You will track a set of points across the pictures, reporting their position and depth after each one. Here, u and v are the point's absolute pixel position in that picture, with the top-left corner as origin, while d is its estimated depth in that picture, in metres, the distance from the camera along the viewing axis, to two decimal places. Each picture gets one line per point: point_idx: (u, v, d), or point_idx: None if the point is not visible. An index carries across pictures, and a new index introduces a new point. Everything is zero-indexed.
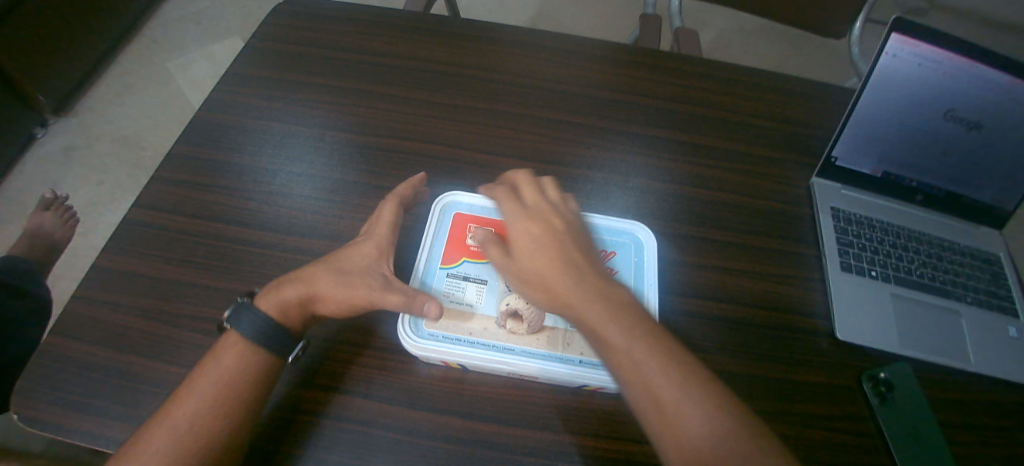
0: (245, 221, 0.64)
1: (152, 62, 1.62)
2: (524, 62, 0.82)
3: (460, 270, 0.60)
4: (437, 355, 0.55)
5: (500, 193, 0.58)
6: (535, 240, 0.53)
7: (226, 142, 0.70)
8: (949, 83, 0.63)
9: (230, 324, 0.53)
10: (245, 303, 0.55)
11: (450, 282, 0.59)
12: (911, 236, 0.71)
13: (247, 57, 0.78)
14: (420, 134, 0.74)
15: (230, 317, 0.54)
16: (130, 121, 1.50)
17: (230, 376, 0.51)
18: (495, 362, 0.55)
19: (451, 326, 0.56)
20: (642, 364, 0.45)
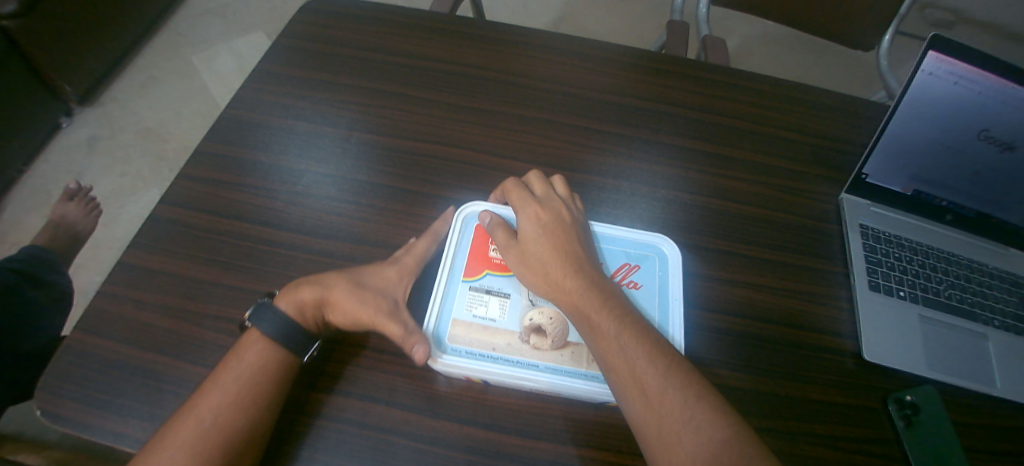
0: (268, 221, 0.55)
1: (177, 54, 1.50)
2: (560, 67, 0.71)
3: (471, 282, 0.51)
4: (461, 373, 0.46)
5: (511, 184, 0.55)
6: (538, 230, 0.51)
7: (250, 140, 0.60)
8: (984, 104, 0.59)
9: (252, 320, 0.46)
10: (266, 301, 0.48)
11: (468, 294, 0.50)
12: (939, 256, 0.67)
13: (273, 52, 0.66)
14: (457, 114, 0.64)
15: (253, 314, 0.47)
16: (153, 111, 1.39)
17: (252, 372, 0.44)
18: (527, 379, 0.46)
19: (474, 340, 0.48)
20: (638, 364, 0.42)
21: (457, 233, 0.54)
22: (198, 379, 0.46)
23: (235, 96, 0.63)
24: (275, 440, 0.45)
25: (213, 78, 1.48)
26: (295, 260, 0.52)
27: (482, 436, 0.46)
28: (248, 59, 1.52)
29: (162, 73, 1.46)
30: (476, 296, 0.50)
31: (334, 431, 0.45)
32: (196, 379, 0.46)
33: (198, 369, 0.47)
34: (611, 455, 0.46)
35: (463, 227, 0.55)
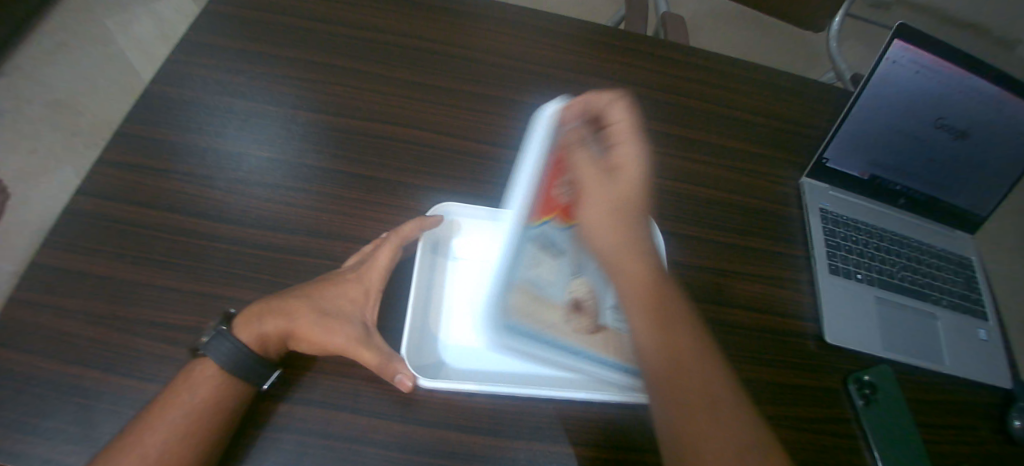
0: (207, 213, 0.49)
1: (90, 18, 1.34)
2: (522, 39, 0.66)
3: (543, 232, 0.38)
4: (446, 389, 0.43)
5: (619, 113, 0.48)
6: (632, 178, 0.45)
7: (183, 119, 0.53)
8: (941, 93, 0.61)
9: (205, 350, 0.41)
10: (225, 329, 0.42)
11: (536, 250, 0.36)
12: (893, 239, 0.69)
13: (201, 19, 0.59)
14: (412, 91, 0.59)
15: (208, 343, 0.42)
16: (64, 81, 1.24)
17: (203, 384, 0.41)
18: (529, 387, 0.44)
19: None
20: (701, 369, 0.39)
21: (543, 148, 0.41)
22: (137, 395, 0.41)
23: (162, 71, 0.55)
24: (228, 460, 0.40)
25: (131, 43, 1.33)
26: (241, 256, 0.47)
27: (457, 439, 0.43)
28: (176, 24, 1.37)
29: (74, 39, 1.30)
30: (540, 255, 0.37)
31: (295, 444, 0.41)
32: (133, 394, 0.41)
33: (135, 382, 0.41)
34: (589, 451, 0.45)
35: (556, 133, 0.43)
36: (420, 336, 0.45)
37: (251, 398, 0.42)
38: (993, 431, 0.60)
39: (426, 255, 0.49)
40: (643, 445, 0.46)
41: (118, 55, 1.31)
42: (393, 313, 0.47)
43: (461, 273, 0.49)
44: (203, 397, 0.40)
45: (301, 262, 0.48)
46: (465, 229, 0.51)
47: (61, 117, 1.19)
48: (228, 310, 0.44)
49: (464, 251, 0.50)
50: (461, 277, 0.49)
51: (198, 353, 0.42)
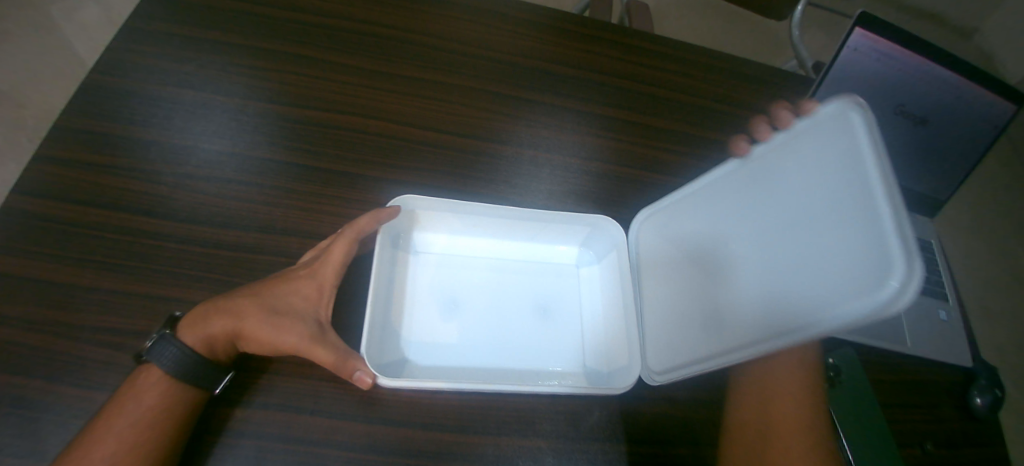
0: (157, 211, 0.46)
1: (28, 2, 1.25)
2: (486, 26, 0.64)
3: (821, 200, 0.39)
4: (409, 385, 0.40)
5: None
6: None
7: (129, 111, 0.50)
8: (902, 81, 0.62)
9: (146, 357, 0.39)
10: (168, 333, 0.40)
11: (847, 201, 0.36)
12: None
13: (145, 6, 0.56)
14: (370, 80, 0.57)
15: (150, 349, 0.39)
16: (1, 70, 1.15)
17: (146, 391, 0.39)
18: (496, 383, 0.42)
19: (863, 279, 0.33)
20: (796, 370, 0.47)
21: (826, 154, 0.39)
22: (80, 405, 0.38)
23: (103, 60, 0.52)
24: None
25: (76, 30, 1.25)
26: (191, 256, 0.45)
27: (423, 437, 0.42)
28: (121, 7, 1.29)
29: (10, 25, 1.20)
30: (831, 218, 0.37)
31: (254, 449, 0.39)
32: (76, 404, 0.38)
33: (77, 392, 0.39)
34: (560, 444, 0.45)
35: (810, 139, 0.41)
36: (381, 333, 0.43)
37: (201, 406, 0.40)
38: (954, 408, 0.62)
39: (386, 249, 0.47)
40: (610, 436, 0.47)
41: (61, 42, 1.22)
42: (353, 311, 0.46)
43: (424, 268, 0.48)
44: (151, 407, 0.38)
45: (257, 260, 0.46)
46: (425, 221, 0.49)
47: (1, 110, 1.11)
48: (174, 313, 0.42)
49: (425, 247, 0.50)
50: (424, 272, 0.48)
51: (141, 361, 0.40)
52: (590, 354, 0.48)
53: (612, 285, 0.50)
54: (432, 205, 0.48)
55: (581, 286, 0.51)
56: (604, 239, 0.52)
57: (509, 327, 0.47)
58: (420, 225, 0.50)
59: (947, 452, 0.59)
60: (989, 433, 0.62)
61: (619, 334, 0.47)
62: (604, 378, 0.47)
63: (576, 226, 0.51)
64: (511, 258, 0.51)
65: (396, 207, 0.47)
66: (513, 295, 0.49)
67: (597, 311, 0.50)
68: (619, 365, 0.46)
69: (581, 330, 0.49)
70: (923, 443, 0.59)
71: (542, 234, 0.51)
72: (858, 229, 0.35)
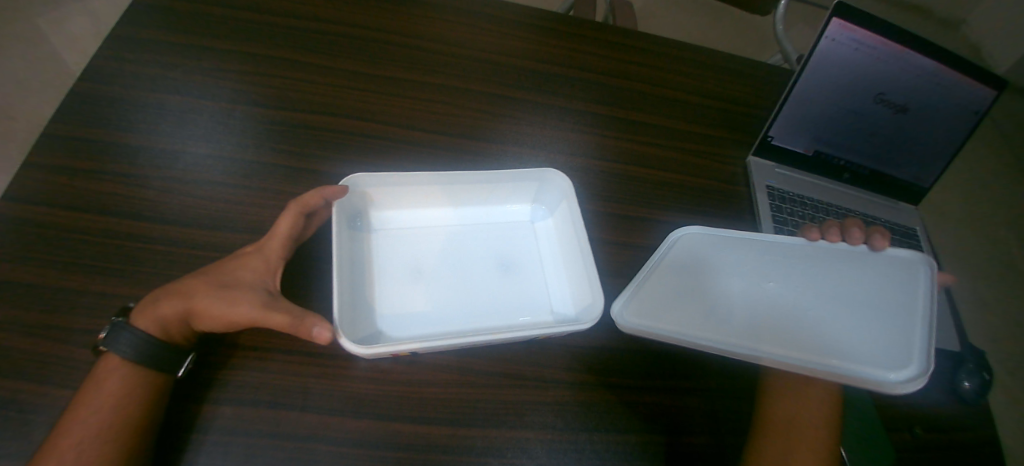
0: (144, 215, 0.47)
1: (16, 16, 1.25)
2: (467, 27, 0.65)
3: (862, 308, 0.48)
4: (386, 350, 0.38)
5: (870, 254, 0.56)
6: None
7: (116, 117, 0.51)
8: (881, 69, 0.63)
9: (104, 346, 0.40)
10: (121, 321, 0.41)
11: (899, 316, 0.47)
12: (837, 212, 0.71)
13: (130, 15, 0.56)
14: (355, 82, 0.57)
15: (105, 337, 0.40)
16: None
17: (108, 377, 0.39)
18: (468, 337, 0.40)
19: (825, 343, 0.45)
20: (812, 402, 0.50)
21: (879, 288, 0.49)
22: None
23: (90, 67, 0.52)
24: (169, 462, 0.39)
25: (65, 41, 1.25)
26: (179, 257, 0.45)
27: (413, 430, 0.43)
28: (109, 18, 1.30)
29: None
30: (873, 321, 0.47)
31: (245, 445, 0.40)
32: (69, 405, 0.39)
33: (69, 393, 0.39)
34: (548, 434, 0.46)
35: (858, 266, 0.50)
36: (350, 308, 0.42)
37: (165, 387, 0.41)
38: (940, 391, 0.64)
39: (344, 227, 0.46)
40: (599, 426, 0.47)
41: (51, 55, 1.22)
42: None
43: (390, 246, 0.47)
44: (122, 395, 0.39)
45: None
46: (387, 201, 0.48)
47: None
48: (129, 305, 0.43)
49: (387, 225, 0.49)
50: (387, 249, 0.47)
51: (101, 352, 0.40)
52: (557, 299, 0.48)
53: (567, 234, 0.50)
54: (392, 182, 0.47)
55: (539, 239, 0.51)
56: (552, 189, 0.52)
57: (476, 295, 0.46)
58: (381, 204, 0.49)
59: (936, 436, 0.60)
60: (977, 416, 0.63)
61: (580, 276, 0.47)
62: (574, 317, 0.46)
63: (526, 181, 0.51)
64: (477, 228, 0.51)
65: (343, 186, 0.46)
66: (479, 263, 0.48)
67: (558, 262, 0.50)
68: (583, 303, 0.46)
69: (544, 280, 0.49)
70: (913, 427, 0.60)
71: (497, 195, 0.51)
72: (907, 332, 0.46)
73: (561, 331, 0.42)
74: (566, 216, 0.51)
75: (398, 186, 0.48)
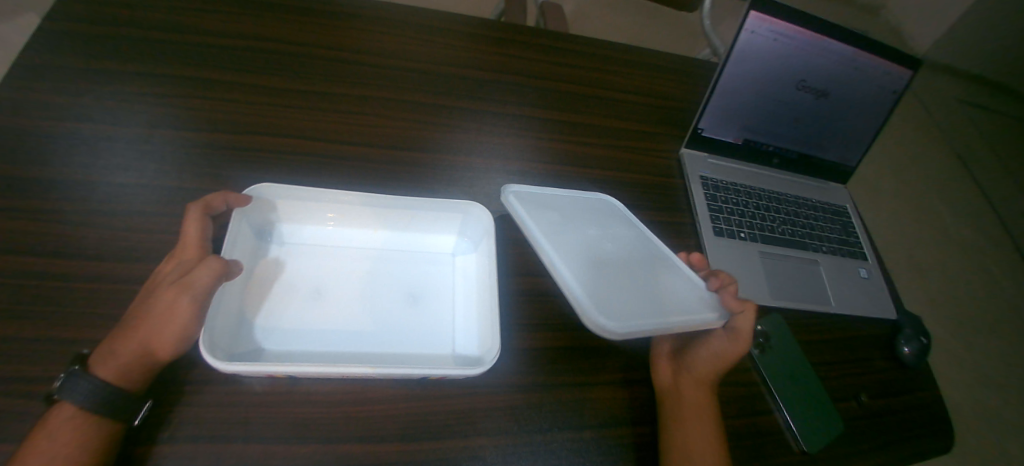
0: (56, 250, 0.44)
1: None
2: (395, 39, 0.65)
3: (656, 299, 0.50)
4: (250, 369, 0.37)
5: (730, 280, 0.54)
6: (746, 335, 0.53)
7: (22, 151, 0.48)
8: (799, 57, 0.66)
9: (59, 395, 0.37)
10: (78, 369, 0.38)
11: (661, 316, 0.48)
12: (772, 197, 0.74)
13: (33, 42, 0.53)
14: (281, 99, 0.56)
15: (60, 387, 0.37)
16: None
17: (58, 429, 0.36)
18: (342, 367, 0.39)
19: (606, 292, 0.48)
20: None
21: (679, 299, 0.52)
22: None
23: None
24: None
25: None
26: (99, 292, 0.43)
27: (364, 448, 0.42)
28: None
29: None
30: (651, 305, 0.49)
31: None
32: None
33: None
34: (501, 438, 0.45)
35: (684, 286, 0.54)
36: (237, 322, 0.42)
37: (120, 435, 0.38)
38: (882, 359, 0.67)
39: (248, 238, 0.46)
40: (553, 425, 0.47)
41: None
42: None
43: (301, 257, 0.47)
44: (64, 444, 0.36)
45: None
46: (312, 212, 0.48)
47: None
48: (83, 353, 0.40)
49: (300, 236, 0.48)
50: (306, 264, 0.47)
51: (55, 401, 0.37)
52: (462, 340, 0.45)
53: (485, 271, 0.48)
54: (304, 196, 0.48)
55: (456, 274, 0.49)
56: (477, 224, 0.51)
57: (375, 314, 0.45)
58: (294, 217, 0.48)
59: (880, 401, 0.63)
60: (918, 378, 0.67)
61: (488, 315, 0.45)
62: (472, 360, 0.44)
63: (446, 212, 0.50)
64: (385, 248, 0.49)
65: (246, 196, 0.45)
66: (383, 283, 0.47)
67: (472, 298, 0.48)
68: (486, 347, 0.44)
69: (453, 318, 0.47)
70: (858, 395, 0.63)
71: (415, 224, 0.50)
72: (641, 314, 0.48)
73: (454, 374, 0.40)
74: (486, 252, 0.49)
75: (313, 200, 0.48)
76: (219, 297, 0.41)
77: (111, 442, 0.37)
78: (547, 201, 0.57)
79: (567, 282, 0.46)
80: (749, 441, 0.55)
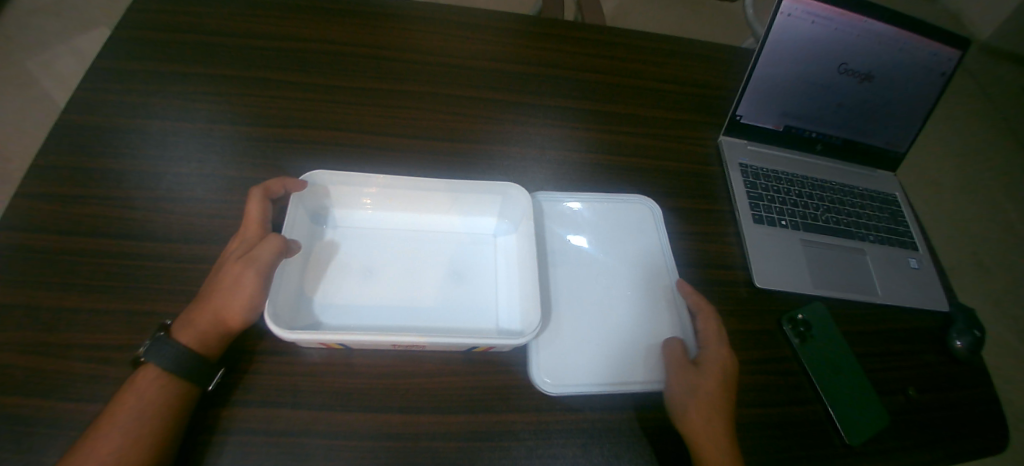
0: (132, 233, 0.49)
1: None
2: (432, 35, 0.68)
3: (628, 348, 0.51)
4: (309, 338, 0.41)
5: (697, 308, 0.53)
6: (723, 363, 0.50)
7: (103, 145, 0.53)
8: (840, 39, 0.64)
9: (147, 357, 0.41)
10: (162, 335, 0.42)
11: (623, 371, 0.50)
12: (815, 185, 0.72)
13: (111, 49, 0.59)
14: (326, 95, 0.60)
15: (147, 349, 0.41)
16: None
17: (144, 387, 0.41)
18: (392, 336, 0.41)
19: (581, 341, 0.51)
20: None
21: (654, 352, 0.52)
22: (72, 416, 0.40)
23: (76, 99, 0.55)
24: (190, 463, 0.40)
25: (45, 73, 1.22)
26: (169, 270, 0.47)
27: (404, 420, 0.44)
28: (92, 47, 1.28)
29: None
30: (619, 354, 0.51)
31: (241, 444, 0.41)
32: (71, 415, 0.40)
33: (68, 404, 0.41)
34: (532, 415, 0.47)
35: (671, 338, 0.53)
36: (293, 297, 0.45)
37: (196, 394, 0.42)
38: (931, 352, 0.64)
39: (304, 221, 0.49)
40: (584, 404, 0.48)
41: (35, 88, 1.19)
42: None
43: (351, 240, 0.50)
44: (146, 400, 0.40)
45: None
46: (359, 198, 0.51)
47: None
48: (165, 323, 0.44)
49: (347, 220, 0.51)
50: (356, 246, 0.50)
51: (143, 363, 0.42)
52: (505, 315, 0.48)
53: (524, 251, 0.50)
54: (349, 183, 0.50)
55: (497, 254, 0.52)
56: (516, 206, 0.52)
57: (420, 291, 0.48)
58: (344, 202, 0.51)
59: (929, 396, 0.61)
60: (974, 374, 0.64)
61: (529, 291, 0.47)
62: (515, 334, 0.46)
63: (487, 195, 0.52)
64: (427, 230, 0.52)
65: (303, 181, 0.48)
66: (427, 263, 0.50)
67: (512, 275, 0.50)
68: (527, 321, 0.46)
69: (496, 294, 0.49)
70: (907, 388, 0.60)
71: (454, 207, 0.52)
72: (603, 365, 0.50)
73: (500, 342, 0.43)
74: (526, 233, 0.51)
75: (359, 189, 0.50)
76: (281, 273, 0.44)
77: (188, 401, 0.41)
78: (571, 221, 0.59)
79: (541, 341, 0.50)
80: (786, 429, 0.54)
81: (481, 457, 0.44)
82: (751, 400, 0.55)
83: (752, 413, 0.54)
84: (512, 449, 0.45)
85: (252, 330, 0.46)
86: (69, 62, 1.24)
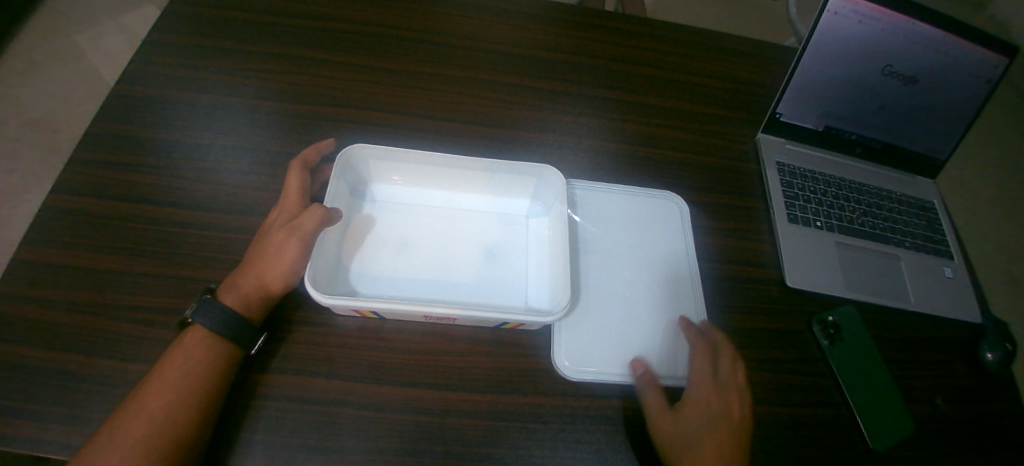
0: (178, 202, 0.50)
1: (45, 23, 1.26)
2: (473, 21, 0.68)
3: (636, 336, 0.51)
4: (349, 304, 0.42)
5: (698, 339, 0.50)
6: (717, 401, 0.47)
7: (152, 116, 0.55)
8: (886, 40, 0.62)
9: (195, 316, 0.43)
10: (209, 297, 0.44)
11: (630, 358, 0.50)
12: (852, 187, 0.71)
13: (163, 24, 0.60)
14: (367, 76, 0.61)
15: (195, 310, 0.43)
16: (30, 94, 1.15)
17: (194, 344, 0.42)
18: (428, 308, 0.42)
19: (608, 328, 0.51)
20: None
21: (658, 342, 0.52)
22: (117, 374, 0.42)
23: (129, 71, 0.57)
24: (230, 423, 0.42)
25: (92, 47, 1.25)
26: (212, 240, 0.49)
27: (432, 396, 0.45)
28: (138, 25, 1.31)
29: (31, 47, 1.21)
30: (630, 342, 0.51)
31: (276, 409, 0.42)
32: (117, 373, 0.42)
33: (115, 363, 0.42)
34: (558, 400, 0.47)
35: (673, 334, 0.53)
36: (333, 269, 0.46)
37: (241, 355, 0.43)
38: (963, 363, 0.63)
39: (345, 195, 0.50)
40: (609, 393, 0.48)
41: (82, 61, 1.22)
42: None
43: (390, 217, 0.51)
44: (194, 359, 0.41)
45: None
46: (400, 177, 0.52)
47: (30, 133, 1.10)
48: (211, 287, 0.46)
49: (384, 196, 0.52)
50: (395, 222, 0.50)
51: (191, 323, 0.43)
52: (534, 293, 0.48)
53: (555, 233, 0.50)
54: (392, 160, 0.51)
55: (529, 235, 0.52)
56: (549, 188, 0.53)
57: (453, 267, 0.49)
58: (384, 180, 0.52)
59: (959, 407, 0.59)
60: (1006, 388, 0.62)
61: (560, 271, 0.47)
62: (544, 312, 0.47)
63: (521, 177, 0.52)
64: (462, 209, 0.52)
65: (348, 149, 0.49)
66: (460, 241, 0.50)
67: (543, 256, 0.50)
68: (557, 299, 0.46)
69: (526, 273, 0.49)
70: (935, 398, 0.59)
71: (489, 188, 0.53)
72: (618, 352, 0.50)
73: (528, 317, 0.43)
74: (559, 215, 0.51)
75: (402, 167, 0.51)
76: (322, 241, 0.45)
77: (235, 360, 0.43)
78: (602, 209, 0.59)
79: (568, 327, 0.50)
80: (810, 430, 0.53)
81: (505, 438, 0.45)
82: (776, 399, 0.54)
83: (777, 413, 0.54)
84: (536, 432, 0.45)
85: (288, 302, 0.47)
86: (115, 39, 1.28)
